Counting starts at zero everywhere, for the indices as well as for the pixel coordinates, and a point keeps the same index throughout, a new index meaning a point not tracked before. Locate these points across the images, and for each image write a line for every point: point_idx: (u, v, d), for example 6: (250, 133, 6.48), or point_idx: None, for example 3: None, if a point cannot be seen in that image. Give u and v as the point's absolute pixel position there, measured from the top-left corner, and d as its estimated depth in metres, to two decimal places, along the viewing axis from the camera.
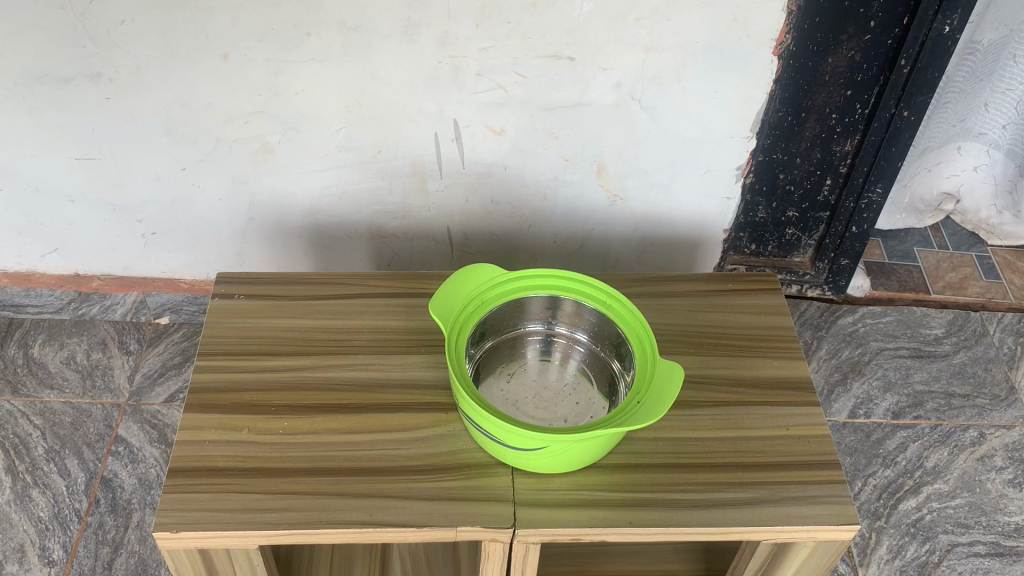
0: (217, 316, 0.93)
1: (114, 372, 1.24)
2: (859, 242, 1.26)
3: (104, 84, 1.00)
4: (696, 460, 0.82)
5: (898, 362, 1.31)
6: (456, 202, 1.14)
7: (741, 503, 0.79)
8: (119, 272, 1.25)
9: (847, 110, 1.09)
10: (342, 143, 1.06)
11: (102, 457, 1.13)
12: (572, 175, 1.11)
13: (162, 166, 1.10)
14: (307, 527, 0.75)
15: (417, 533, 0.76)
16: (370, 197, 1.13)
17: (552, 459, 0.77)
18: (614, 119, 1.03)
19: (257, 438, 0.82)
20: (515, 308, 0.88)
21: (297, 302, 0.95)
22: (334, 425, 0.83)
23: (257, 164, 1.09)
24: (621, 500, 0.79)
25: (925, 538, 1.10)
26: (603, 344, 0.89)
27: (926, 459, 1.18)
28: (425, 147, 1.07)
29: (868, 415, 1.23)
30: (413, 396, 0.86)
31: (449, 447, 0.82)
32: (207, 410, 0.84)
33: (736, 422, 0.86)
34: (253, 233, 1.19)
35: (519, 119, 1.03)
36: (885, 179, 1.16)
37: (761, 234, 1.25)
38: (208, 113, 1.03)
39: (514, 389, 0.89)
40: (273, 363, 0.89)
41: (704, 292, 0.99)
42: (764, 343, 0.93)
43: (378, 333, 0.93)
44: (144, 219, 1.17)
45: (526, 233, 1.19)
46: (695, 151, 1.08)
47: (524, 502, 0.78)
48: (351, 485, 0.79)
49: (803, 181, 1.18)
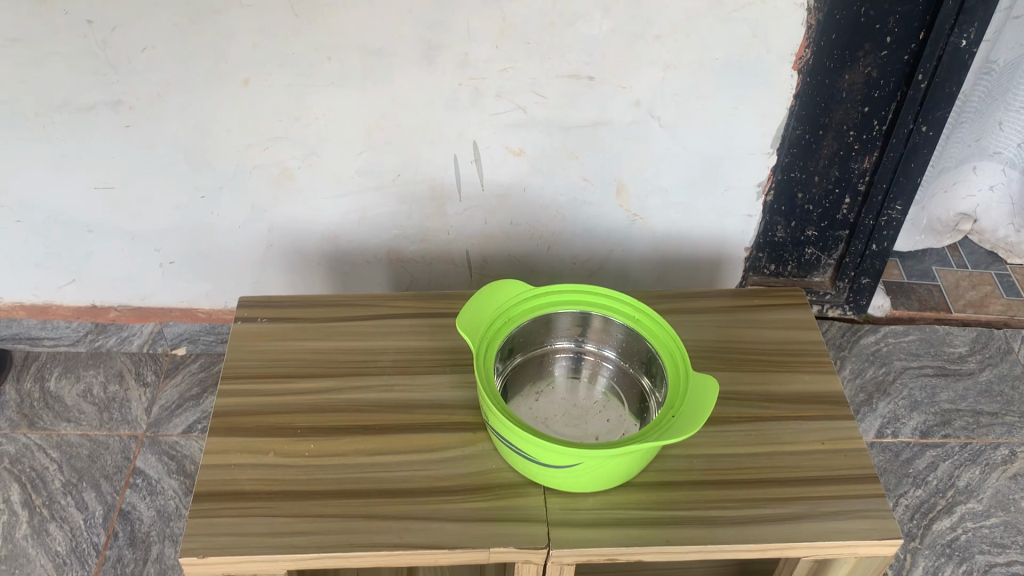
0: (240, 339, 0.92)
1: (132, 404, 1.22)
2: (879, 260, 1.25)
3: (124, 112, 1.00)
4: (732, 477, 0.81)
5: (924, 381, 1.29)
6: (476, 223, 1.14)
7: (781, 519, 0.77)
8: (135, 302, 1.24)
9: (865, 127, 1.09)
10: (361, 167, 1.06)
11: (120, 489, 1.11)
12: (592, 195, 1.10)
13: (180, 194, 1.10)
14: (337, 550, 0.73)
15: (449, 555, 0.74)
16: (389, 222, 1.13)
17: (585, 477, 0.76)
18: (634, 139, 1.03)
19: (284, 461, 0.80)
20: (544, 324, 0.87)
21: (319, 324, 0.94)
22: (362, 447, 0.82)
23: (277, 190, 1.09)
24: (656, 518, 0.77)
25: (962, 559, 1.07)
26: (633, 361, 0.88)
27: (958, 478, 1.16)
28: (444, 169, 1.06)
29: (895, 435, 1.22)
30: (440, 416, 0.85)
31: (479, 467, 0.81)
32: (232, 434, 0.83)
33: (770, 437, 0.84)
34: (272, 259, 1.18)
35: (539, 139, 1.03)
36: (904, 196, 1.16)
37: (780, 254, 1.24)
38: (229, 139, 1.03)
39: (544, 407, 0.87)
40: (297, 386, 0.87)
41: (730, 308, 0.98)
42: (794, 358, 0.92)
43: (403, 354, 0.91)
44: (162, 248, 1.17)
45: (546, 255, 1.18)
46: (716, 169, 1.08)
47: (558, 522, 0.76)
48: (380, 507, 0.77)
49: (822, 199, 1.17)
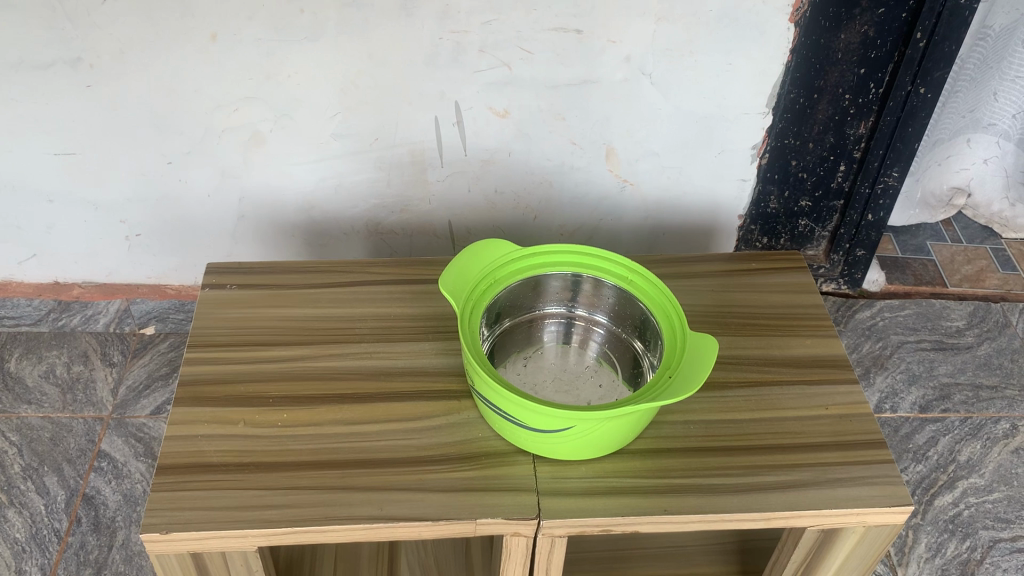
0: (207, 307, 0.86)
1: (97, 385, 1.16)
2: (874, 231, 1.20)
3: (85, 70, 0.95)
4: (733, 443, 0.76)
5: (921, 355, 1.25)
6: (459, 191, 1.08)
7: (784, 486, 0.73)
8: (101, 278, 1.19)
9: (860, 90, 1.03)
10: (337, 130, 1.01)
11: (83, 473, 1.05)
12: (579, 159, 1.05)
13: (146, 160, 1.04)
14: (312, 524, 0.68)
15: (432, 527, 0.69)
16: (368, 189, 1.08)
17: (577, 443, 0.71)
18: (624, 98, 0.99)
19: (254, 431, 0.75)
20: (533, 287, 0.83)
21: (293, 291, 0.89)
22: (338, 417, 0.77)
23: (249, 155, 1.03)
24: (653, 487, 0.72)
25: (965, 534, 1.04)
26: (625, 326, 0.83)
27: (959, 453, 1.12)
28: (424, 133, 1.01)
29: (894, 410, 1.18)
30: (423, 383, 0.80)
31: (465, 436, 0.76)
32: (199, 404, 0.77)
33: (772, 402, 0.80)
34: (245, 231, 1.13)
35: (525, 99, 0.98)
36: (901, 161, 1.10)
37: (772, 226, 1.18)
38: (198, 100, 0.97)
39: (532, 373, 0.82)
40: (269, 353, 0.82)
41: (726, 273, 0.94)
42: (793, 323, 0.88)
43: (382, 320, 0.86)
44: (128, 219, 1.11)
45: (532, 225, 1.14)
46: (708, 130, 1.03)
47: (549, 492, 0.71)
48: (358, 478, 0.72)
49: (816, 167, 1.11)
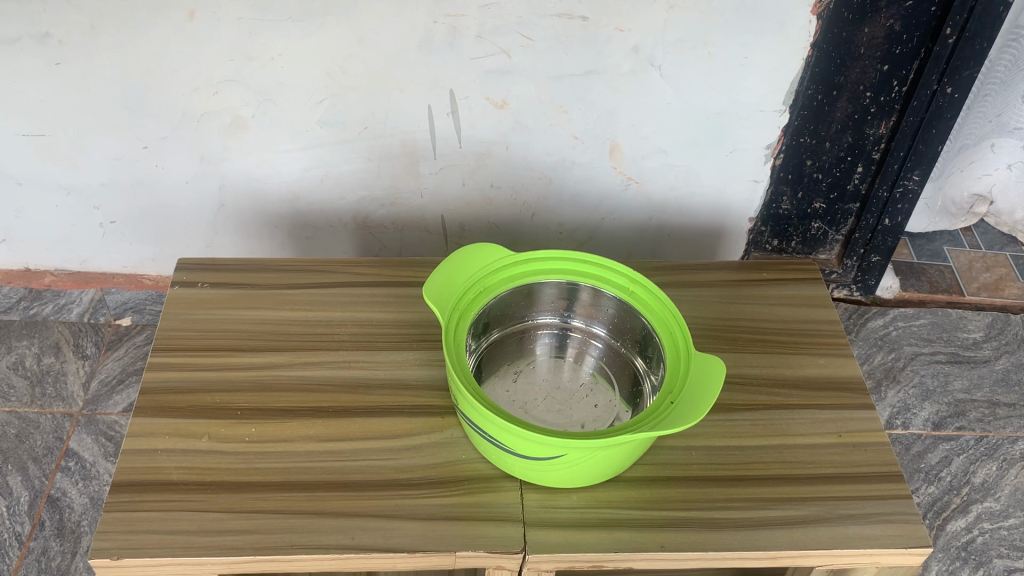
0: (177, 306, 0.80)
1: (68, 379, 1.10)
2: (891, 237, 1.13)
3: (54, 47, 0.88)
4: (737, 473, 0.70)
5: (936, 369, 1.19)
6: (453, 185, 1.02)
7: (791, 523, 0.67)
8: (74, 266, 1.14)
9: (883, 88, 0.95)
10: (324, 117, 0.94)
11: (49, 473, 1.00)
12: (582, 155, 0.99)
13: (120, 144, 0.98)
14: (276, 553, 0.63)
15: (408, 559, 0.64)
16: (356, 181, 1.01)
17: (569, 471, 0.65)
18: (631, 90, 0.92)
19: (219, 447, 0.69)
20: (525, 295, 0.76)
21: (270, 292, 0.83)
22: (310, 432, 0.71)
23: (230, 141, 0.97)
24: (650, 520, 0.66)
25: (979, 563, 0.98)
26: (625, 340, 0.77)
27: (973, 475, 1.06)
28: (417, 123, 0.95)
29: (906, 426, 1.12)
30: (404, 398, 0.74)
31: (447, 457, 0.70)
32: (161, 414, 0.71)
33: (781, 428, 0.74)
34: (226, 221, 1.07)
35: (524, 90, 0.91)
36: (923, 164, 1.04)
37: (784, 229, 1.11)
38: (175, 81, 0.91)
39: (522, 390, 0.77)
40: (240, 360, 0.76)
41: (735, 282, 0.88)
42: (805, 340, 0.82)
43: (364, 326, 0.80)
44: (102, 206, 1.05)
45: (529, 223, 1.08)
46: (720, 126, 0.97)
47: (536, 523, 0.66)
48: (329, 502, 0.66)
49: (832, 168, 1.04)
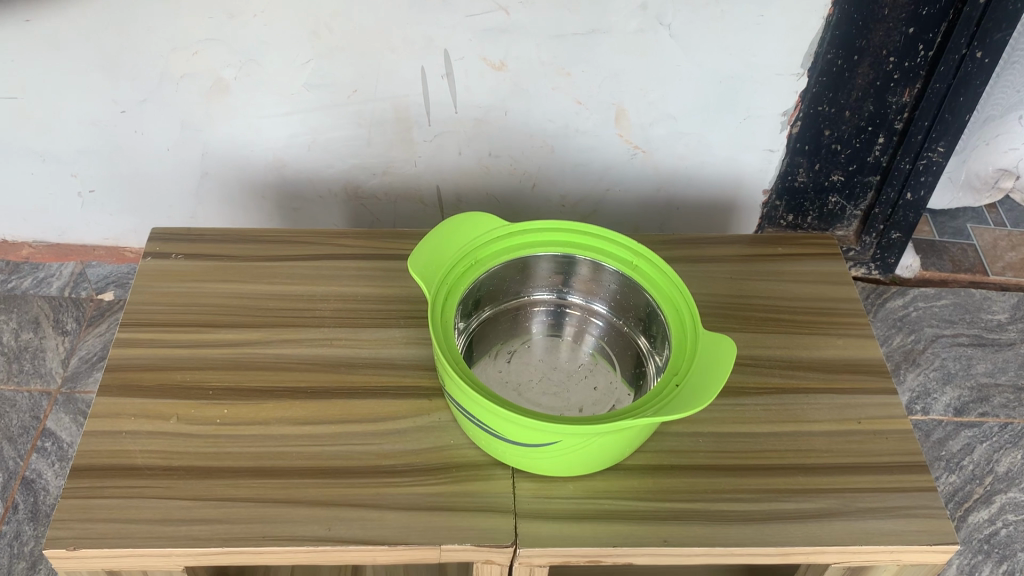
0: (149, 279, 0.75)
1: (46, 356, 1.05)
2: (912, 212, 1.07)
3: (21, 3, 0.83)
4: (748, 462, 0.65)
5: (958, 351, 1.13)
6: (449, 153, 0.97)
7: (807, 516, 0.61)
8: (54, 238, 1.09)
9: (908, 52, 0.89)
10: (310, 80, 0.88)
11: (24, 454, 0.95)
12: (586, 121, 0.93)
13: (96, 108, 0.92)
14: (245, 545, 0.58)
15: (389, 552, 0.59)
16: (346, 148, 0.96)
17: (564, 459, 0.60)
18: (638, 51, 0.86)
19: (188, 429, 0.64)
20: (519, 269, 0.71)
21: (249, 264, 0.77)
22: (287, 415, 0.66)
23: (211, 105, 0.91)
24: (653, 513, 0.61)
25: (1002, 557, 0.93)
26: (628, 318, 0.72)
27: (997, 464, 1.01)
28: (410, 86, 0.89)
29: (926, 411, 1.06)
30: (390, 378, 0.69)
31: (434, 442, 0.65)
32: (127, 394, 0.66)
33: (795, 413, 0.68)
34: (210, 190, 1.02)
35: (524, 50, 0.85)
36: (948, 134, 0.97)
37: (800, 203, 1.05)
38: (151, 40, 0.85)
39: (516, 370, 0.71)
40: (213, 336, 0.71)
41: (747, 257, 0.82)
42: (822, 320, 0.76)
43: (349, 302, 0.75)
44: (79, 173, 1.00)
45: (530, 195, 1.02)
46: (733, 91, 0.90)
47: (528, 514, 0.61)
48: (305, 489, 0.61)
49: (852, 139, 0.97)
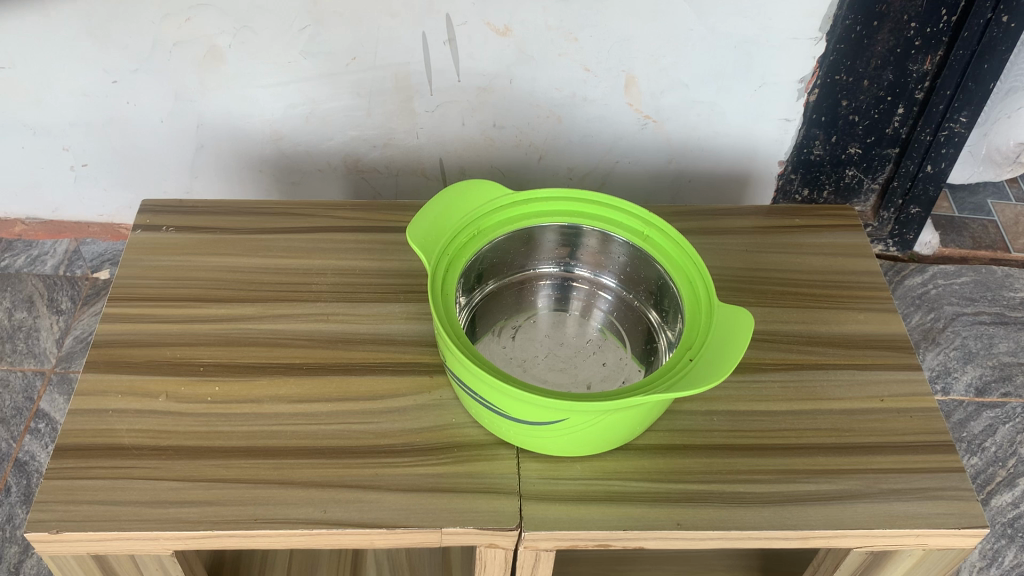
0: (138, 252, 0.72)
1: (40, 335, 1.03)
2: (932, 186, 1.03)
3: None
4: (766, 441, 0.62)
5: (979, 330, 1.09)
6: (452, 124, 0.93)
7: (828, 499, 0.58)
8: (47, 215, 1.07)
9: (931, 17, 0.85)
10: (306, 47, 0.85)
11: (17, 436, 0.93)
12: (594, 89, 0.90)
13: (86, 78, 0.89)
14: (236, 528, 0.55)
15: (388, 536, 0.56)
16: (345, 118, 0.92)
17: (572, 437, 0.57)
18: (649, 14, 0.82)
19: (177, 408, 0.61)
20: (524, 241, 0.68)
21: (242, 237, 0.74)
22: (282, 393, 0.63)
23: (204, 74, 0.88)
24: (667, 495, 0.58)
25: None
26: (638, 291, 0.69)
27: (1020, 445, 0.97)
28: (410, 53, 0.85)
29: (947, 392, 1.03)
30: (390, 354, 0.66)
31: (436, 421, 0.62)
32: (114, 371, 0.63)
33: (815, 391, 0.65)
34: (205, 163, 0.99)
35: (530, 13, 0.82)
36: (971, 103, 0.94)
37: (816, 177, 1.01)
38: (141, 5, 0.81)
39: (522, 346, 0.68)
40: (205, 312, 0.68)
41: (763, 230, 0.78)
42: (842, 294, 0.73)
43: (347, 276, 0.72)
44: (71, 146, 0.98)
45: (536, 167, 0.99)
46: (748, 57, 0.87)
47: (535, 496, 0.57)
48: (300, 470, 0.58)
49: (871, 109, 0.94)
